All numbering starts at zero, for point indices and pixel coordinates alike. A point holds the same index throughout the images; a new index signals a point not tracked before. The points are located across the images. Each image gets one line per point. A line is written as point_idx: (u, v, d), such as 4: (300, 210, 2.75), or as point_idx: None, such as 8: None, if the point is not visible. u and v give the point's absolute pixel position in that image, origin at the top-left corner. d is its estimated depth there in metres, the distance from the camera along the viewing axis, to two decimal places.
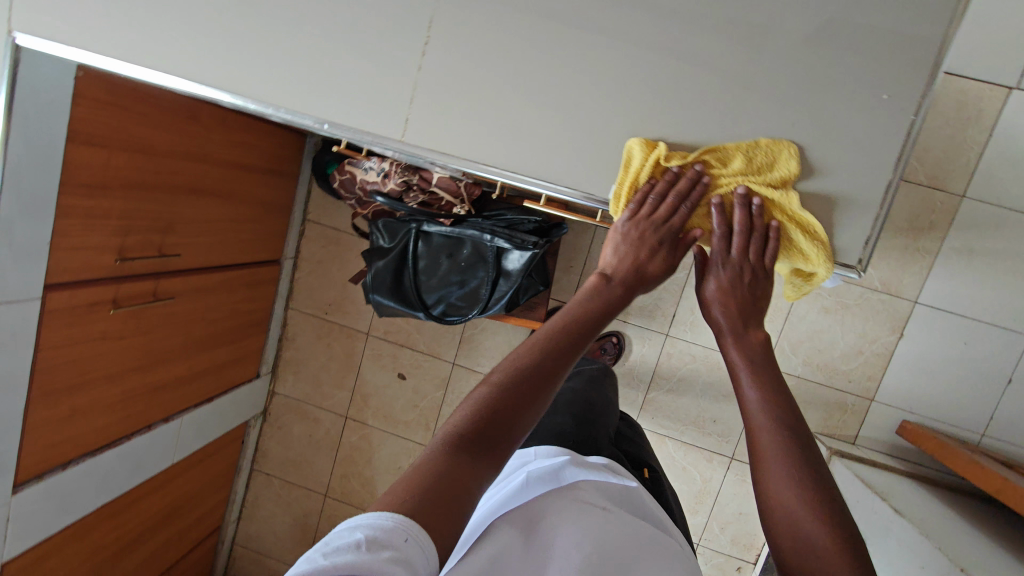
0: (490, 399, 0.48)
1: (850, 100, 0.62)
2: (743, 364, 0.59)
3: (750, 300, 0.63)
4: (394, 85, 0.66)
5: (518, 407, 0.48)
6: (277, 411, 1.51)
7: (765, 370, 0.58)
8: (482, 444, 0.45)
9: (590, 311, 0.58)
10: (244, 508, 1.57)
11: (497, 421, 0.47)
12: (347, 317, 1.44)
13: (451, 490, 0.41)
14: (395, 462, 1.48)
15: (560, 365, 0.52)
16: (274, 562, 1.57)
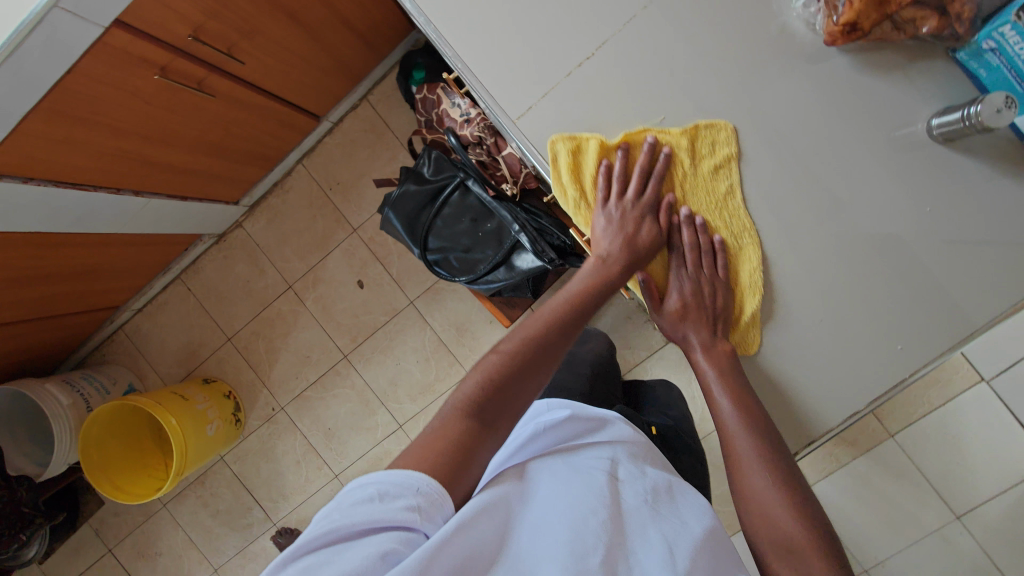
0: (487, 376, 0.58)
1: (868, 326, 0.68)
2: (727, 402, 0.66)
3: (712, 328, 0.70)
4: (537, 71, 0.68)
5: (520, 384, 0.58)
6: (232, 242, 1.49)
7: (739, 394, 0.67)
8: (487, 410, 0.56)
9: (594, 294, 0.67)
10: (148, 305, 1.55)
11: (502, 386, 0.58)
12: (346, 204, 1.43)
13: (466, 452, 0.52)
14: (307, 350, 1.49)
15: (553, 344, 0.62)
16: (146, 366, 1.56)
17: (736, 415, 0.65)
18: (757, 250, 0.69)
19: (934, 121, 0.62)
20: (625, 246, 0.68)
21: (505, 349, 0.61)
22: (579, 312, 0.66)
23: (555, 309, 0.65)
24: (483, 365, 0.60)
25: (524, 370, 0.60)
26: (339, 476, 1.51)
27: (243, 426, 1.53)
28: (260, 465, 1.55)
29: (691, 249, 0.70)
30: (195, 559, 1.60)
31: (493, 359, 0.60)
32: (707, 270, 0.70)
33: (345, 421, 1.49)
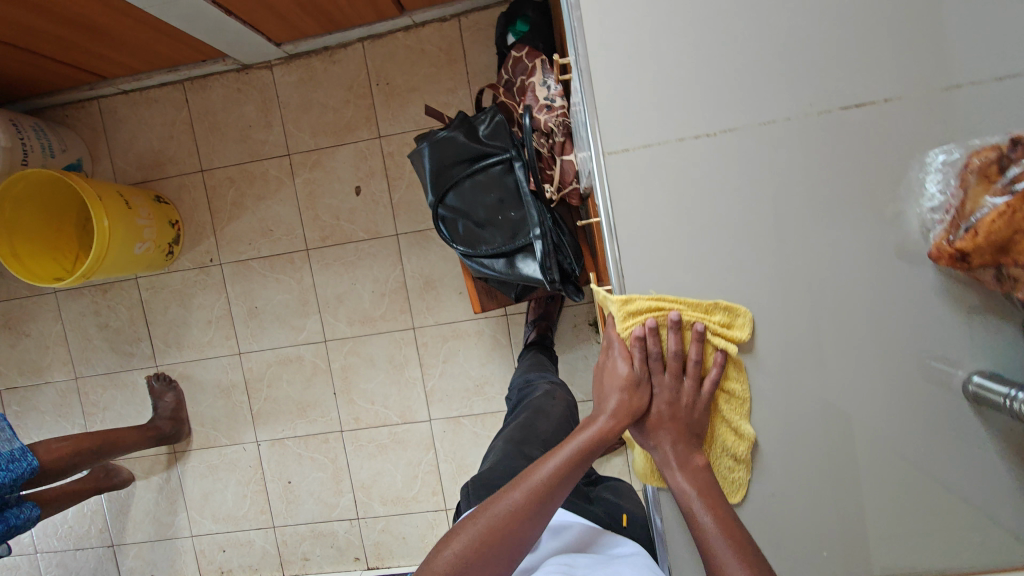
0: (461, 552, 0.62)
1: (805, 515, 0.66)
2: (707, 514, 0.62)
3: (711, 484, 0.65)
4: (652, 115, 0.61)
5: (491, 558, 0.63)
6: (253, 80, 1.37)
7: (716, 505, 0.63)
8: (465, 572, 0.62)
9: (581, 456, 0.66)
10: (136, 93, 1.41)
11: (476, 554, 0.62)
12: (384, 109, 1.33)
13: None
14: (272, 224, 1.41)
15: (533, 511, 0.64)
16: (105, 150, 1.43)
17: (720, 538, 0.60)
18: (749, 407, 0.65)
19: (975, 377, 0.61)
20: (629, 407, 0.66)
21: (485, 521, 0.64)
22: (561, 480, 0.66)
23: (544, 478, 0.66)
24: (463, 538, 0.64)
25: (509, 555, 0.63)
26: (243, 355, 1.46)
27: (172, 261, 1.43)
28: (170, 305, 1.46)
29: (685, 389, 0.66)
30: (63, 357, 1.52)
31: (464, 538, 0.64)
32: (695, 403, 0.66)
33: (275, 309, 1.43)
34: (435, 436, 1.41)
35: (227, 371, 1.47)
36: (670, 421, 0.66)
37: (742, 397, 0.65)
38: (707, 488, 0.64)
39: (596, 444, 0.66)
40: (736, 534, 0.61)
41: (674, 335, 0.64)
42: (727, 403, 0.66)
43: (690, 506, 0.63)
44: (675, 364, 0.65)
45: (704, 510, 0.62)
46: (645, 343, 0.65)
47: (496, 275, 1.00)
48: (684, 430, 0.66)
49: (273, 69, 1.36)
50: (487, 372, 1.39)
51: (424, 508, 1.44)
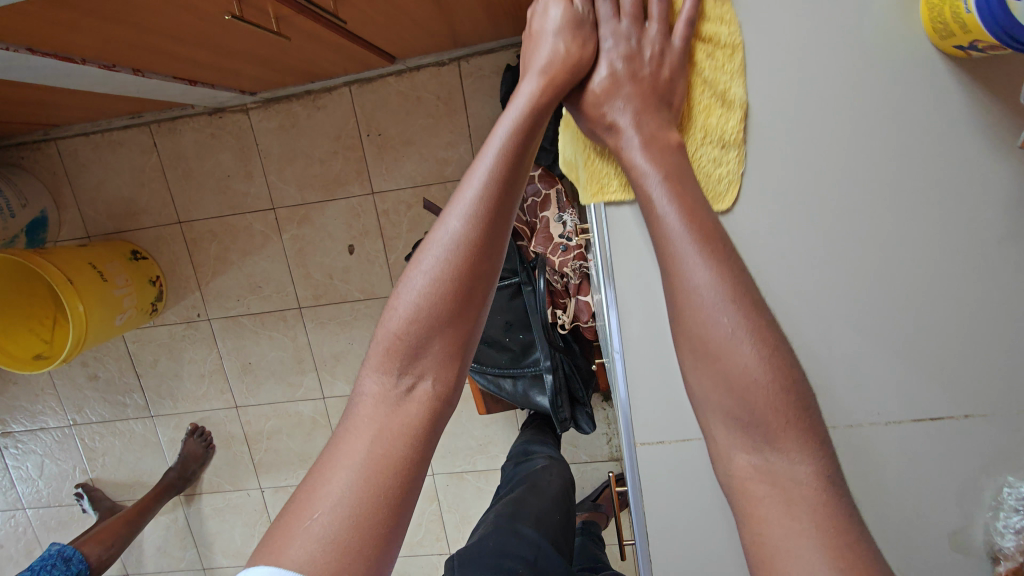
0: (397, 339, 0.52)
1: None
2: (671, 202, 0.48)
3: (653, 101, 0.52)
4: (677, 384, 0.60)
5: (434, 330, 0.51)
6: (228, 124, 1.22)
7: (701, 222, 0.47)
8: (407, 358, 0.52)
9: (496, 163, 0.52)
10: (98, 134, 1.26)
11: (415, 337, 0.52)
12: (377, 163, 1.20)
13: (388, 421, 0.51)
14: (261, 281, 1.32)
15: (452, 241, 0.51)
16: (70, 195, 1.31)
17: (691, 238, 0.46)
18: (741, 63, 0.53)
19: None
20: (564, 56, 0.53)
21: (416, 282, 0.52)
22: (489, 196, 0.52)
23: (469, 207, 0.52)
24: (398, 315, 0.51)
25: (435, 306, 0.51)
26: (240, 408, 1.42)
27: (156, 315, 1.35)
28: (158, 357, 1.40)
29: (646, 37, 0.53)
30: (53, 404, 1.48)
31: (400, 314, 0.52)
32: (661, 54, 0.53)
33: (270, 365, 1.37)
34: (438, 488, 1.42)
35: (225, 424, 1.44)
36: (620, 76, 0.53)
37: (729, 45, 0.53)
38: (671, 167, 0.50)
39: (523, 141, 0.54)
40: (734, 277, 0.46)
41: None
42: (698, 32, 0.53)
43: (670, 241, 0.47)
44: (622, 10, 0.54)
45: (677, 213, 0.47)
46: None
47: (503, 392, 0.94)
48: (650, 95, 0.52)
49: (250, 112, 1.21)
50: (490, 432, 1.37)
51: (429, 552, 1.47)
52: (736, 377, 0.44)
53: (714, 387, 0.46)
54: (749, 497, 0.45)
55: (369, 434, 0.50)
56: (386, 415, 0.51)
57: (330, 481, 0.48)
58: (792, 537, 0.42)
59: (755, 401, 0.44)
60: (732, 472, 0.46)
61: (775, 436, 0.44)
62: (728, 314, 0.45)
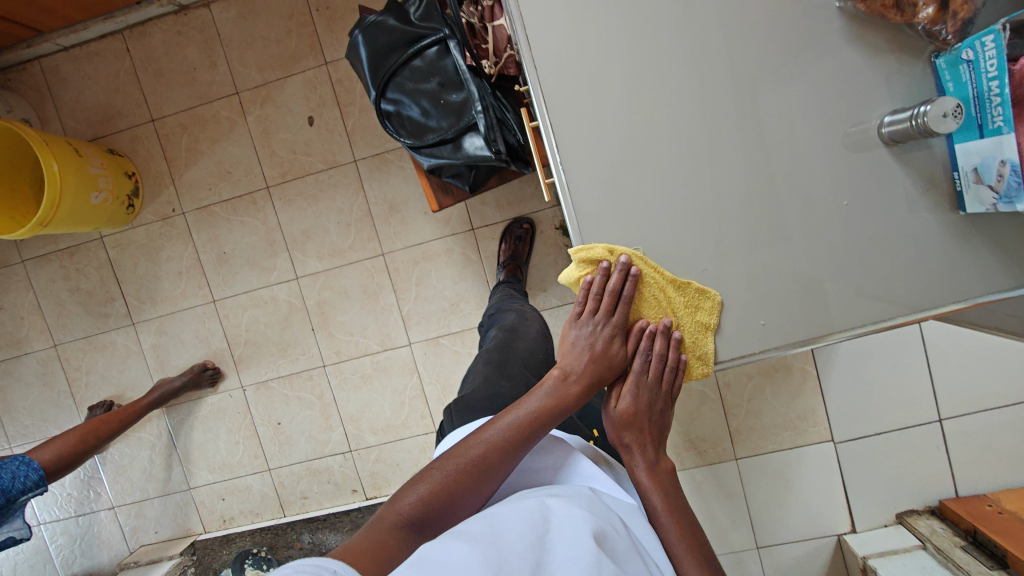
0: (425, 498, 0.60)
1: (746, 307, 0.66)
2: (646, 474, 0.70)
3: None
4: None
5: (450, 506, 0.61)
6: (191, 20, 1.36)
7: (677, 508, 0.68)
8: (424, 521, 0.60)
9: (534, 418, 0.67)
10: (77, 49, 1.40)
11: (433, 511, 0.60)
12: (327, 34, 1.32)
13: (389, 553, 0.55)
14: (230, 166, 1.40)
15: (494, 466, 0.63)
16: (54, 111, 1.42)
17: (660, 498, 0.68)
18: None
19: (887, 120, 0.60)
20: (584, 371, 0.70)
21: (448, 464, 0.63)
22: (523, 431, 0.66)
23: (502, 434, 0.65)
24: (422, 488, 0.61)
25: (447, 495, 0.61)
26: (217, 303, 1.46)
27: (134, 215, 1.42)
28: (138, 261, 1.46)
29: (655, 389, 0.72)
30: (39, 327, 1.52)
31: (427, 485, 0.61)
32: (668, 395, 0.72)
33: (244, 252, 1.43)
34: (416, 359, 1.42)
35: (204, 321, 1.47)
36: (636, 416, 0.71)
37: None
38: (665, 475, 0.71)
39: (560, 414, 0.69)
40: (681, 509, 0.68)
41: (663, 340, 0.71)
42: None
43: (645, 492, 0.69)
44: (649, 368, 0.71)
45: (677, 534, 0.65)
46: (617, 285, 0.68)
47: (447, 164, 1.00)
48: (648, 428, 0.72)
49: (211, 6, 1.35)
50: (461, 290, 1.39)
51: (415, 433, 1.44)
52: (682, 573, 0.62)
53: (671, 544, 0.65)
54: None
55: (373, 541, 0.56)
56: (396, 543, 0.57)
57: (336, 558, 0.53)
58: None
59: None
60: None
61: None
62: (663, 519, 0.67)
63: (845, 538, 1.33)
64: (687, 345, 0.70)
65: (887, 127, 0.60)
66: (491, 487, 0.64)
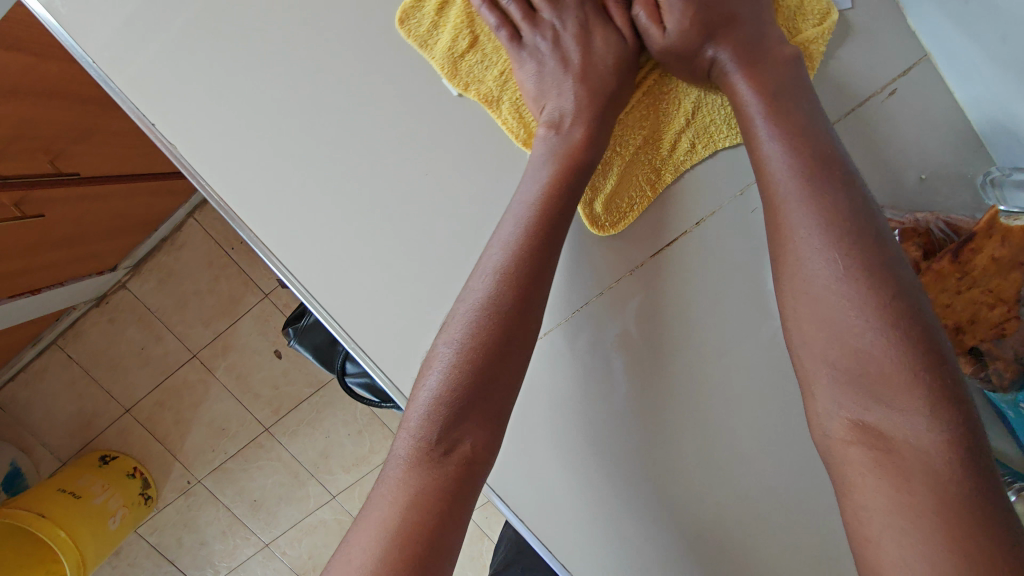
0: (439, 393, 0.51)
1: None
2: (776, 147, 0.51)
3: None
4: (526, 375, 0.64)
5: (479, 390, 0.51)
6: (117, 305, 1.26)
7: (858, 235, 0.46)
8: (449, 422, 0.51)
9: (536, 237, 0.55)
10: (24, 373, 1.32)
11: (459, 409, 0.51)
12: (254, 266, 1.23)
13: (428, 498, 0.49)
14: (222, 423, 1.34)
15: (508, 321, 0.53)
16: (30, 438, 1.36)
17: (795, 182, 0.49)
18: None
19: None
20: (574, 99, 0.60)
21: (447, 346, 0.53)
22: (521, 252, 0.55)
23: (502, 265, 0.54)
24: (433, 381, 0.52)
25: (467, 374, 0.51)
26: (271, 545, 1.43)
27: (155, 501, 1.38)
28: (180, 537, 1.43)
29: None
30: None
31: (431, 388, 0.52)
32: None
33: (273, 492, 1.38)
34: (481, 525, 1.38)
35: (268, 566, 1.44)
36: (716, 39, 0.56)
37: None
38: (778, 99, 0.54)
39: (542, 235, 0.56)
40: (853, 215, 0.47)
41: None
42: None
43: (776, 195, 0.50)
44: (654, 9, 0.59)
45: (781, 184, 0.50)
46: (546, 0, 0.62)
47: None
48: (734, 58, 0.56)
49: (129, 285, 1.25)
50: None
51: None
52: (847, 337, 0.44)
53: (813, 345, 0.46)
54: (851, 469, 0.44)
55: (404, 479, 0.50)
56: (422, 474, 0.50)
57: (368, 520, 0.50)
58: (886, 485, 0.42)
59: (877, 385, 0.43)
60: (830, 439, 0.46)
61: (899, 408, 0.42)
62: (827, 258, 0.46)
63: None
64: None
65: None
66: (522, 347, 0.54)
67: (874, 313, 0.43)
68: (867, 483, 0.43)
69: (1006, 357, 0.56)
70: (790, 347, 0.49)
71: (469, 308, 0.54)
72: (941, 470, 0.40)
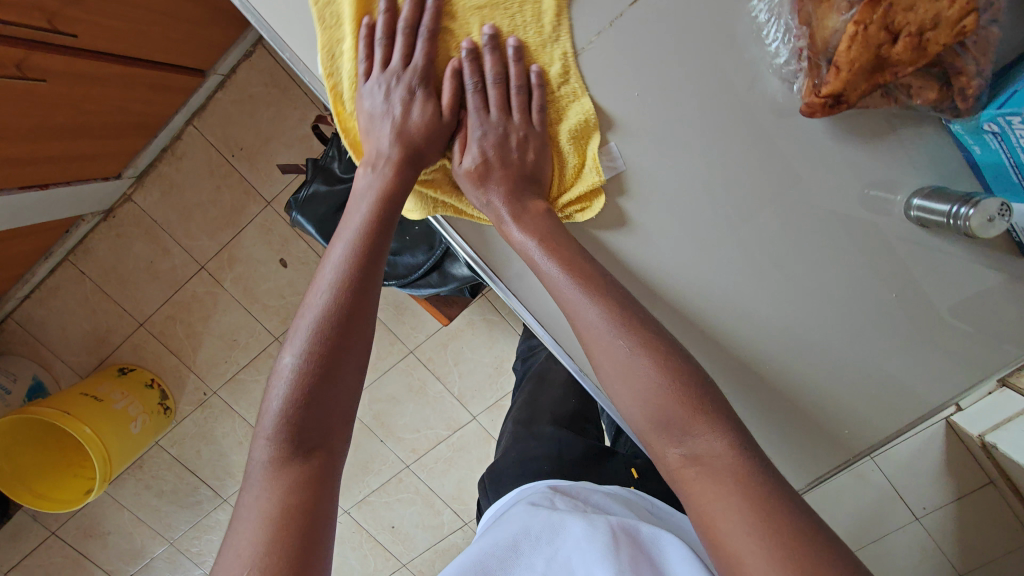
0: (288, 392, 0.51)
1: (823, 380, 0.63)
2: (552, 263, 0.56)
3: None
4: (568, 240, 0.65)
5: (322, 386, 0.52)
6: (123, 219, 1.29)
7: (625, 326, 0.53)
8: (303, 426, 0.51)
9: (371, 238, 0.57)
10: (38, 291, 1.36)
11: (309, 408, 0.51)
12: (255, 173, 1.24)
13: (295, 501, 0.49)
14: (232, 334, 1.38)
15: (345, 314, 0.53)
16: (49, 355, 1.40)
17: (566, 276, 0.55)
18: None
19: (915, 202, 0.58)
20: (391, 151, 0.59)
21: (289, 358, 0.52)
22: (357, 251, 0.56)
23: (336, 268, 0.55)
24: (283, 382, 0.52)
25: (313, 368, 0.51)
26: None
27: (174, 413, 1.44)
28: (199, 448, 1.49)
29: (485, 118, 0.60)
30: (149, 532, 1.59)
31: (279, 395, 0.52)
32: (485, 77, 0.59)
33: None
34: (487, 427, 1.43)
35: None
36: (489, 167, 0.60)
37: None
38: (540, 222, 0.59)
39: (371, 235, 0.57)
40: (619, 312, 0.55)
41: (481, 63, 0.60)
42: None
43: (556, 290, 0.56)
44: (481, 103, 0.60)
45: (555, 265, 0.56)
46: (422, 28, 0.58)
47: (441, 290, 0.95)
48: (508, 170, 0.60)
49: (133, 197, 1.27)
50: (498, 351, 1.38)
51: None
52: (633, 371, 0.51)
53: (616, 373, 0.52)
54: (685, 483, 0.48)
55: (267, 485, 0.50)
56: (284, 477, 0.50)
57: (237, 531, 0.48)
58: (716, 491, 0.45)
59: (668, 408, 0.49)
60: (670, 468, 0.50)
61: (688, 423, 0.49)
62: (596, 309, 0.53)
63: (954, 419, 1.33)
64: (534, 55, 0.60)
65: (915, 209, 0.58)
66: (362, 339, 0.54)
67: (658, 366, 0.50)
68: (689, 472, 0.48)
69: (969, 72, 0.50)
70: (611, 388, 0.54)
71: (310, 303, 0.54)
72: (741, 471, 0.46)
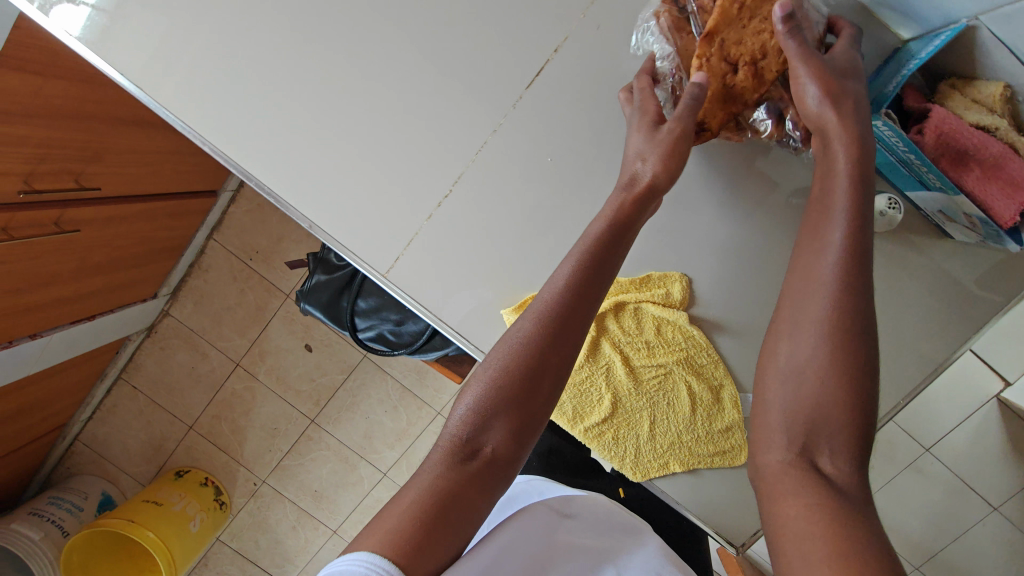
0: (474, 404, 0.53)
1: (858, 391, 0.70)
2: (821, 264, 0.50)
3: None
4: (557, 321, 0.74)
5: (501, 411, 0.53)
6: (163, 333, 1.42)
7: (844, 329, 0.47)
8: (473, 442, 0.53)
9: (569, 291, 0.54)
10: (98, 412, 1.48)
11: (486, 426, 0.53)
12: (272, 272, 1.36)
13: (451, 504, 0.51)
14: (272, 423, 1.46)
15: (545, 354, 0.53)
16: (114, 469, 1.50)
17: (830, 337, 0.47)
18: None
19: None
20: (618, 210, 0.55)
21: (481, 379, 0.54)
22: (559, 297, 0.54)
23: (537, 310, 0.55)
24: (466, 406, 0.54)
25: (500, 398, 0.53)
26: (338, 531, 1.50)
27: (229, 507, 1.50)
28: (257, 538, 1.53)
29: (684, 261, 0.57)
30: None
31: (466, 402, 0.54)
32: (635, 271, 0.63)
33: (330, 481, 1.48)
34: None
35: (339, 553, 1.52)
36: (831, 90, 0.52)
37: None
38: (867, 158, 0.51)
39: (578, 292, 0.54)
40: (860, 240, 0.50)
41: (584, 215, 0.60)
42: None
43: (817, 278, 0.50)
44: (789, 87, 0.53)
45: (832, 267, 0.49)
46: None
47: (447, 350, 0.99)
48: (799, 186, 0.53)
49: (170, 312, 1.41)
50: None
51: None
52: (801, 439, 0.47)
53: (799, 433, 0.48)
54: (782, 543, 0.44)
55: (428, 475, 0.52)
56: (448, 477, 0.52)
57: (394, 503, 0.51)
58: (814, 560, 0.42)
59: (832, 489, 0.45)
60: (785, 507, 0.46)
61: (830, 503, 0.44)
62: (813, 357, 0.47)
63: (1004, 396, 1.26)
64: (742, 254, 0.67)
65: None
66: (550, 381, 0.54)
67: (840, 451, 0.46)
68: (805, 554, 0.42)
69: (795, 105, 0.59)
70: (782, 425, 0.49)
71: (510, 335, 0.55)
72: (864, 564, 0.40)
